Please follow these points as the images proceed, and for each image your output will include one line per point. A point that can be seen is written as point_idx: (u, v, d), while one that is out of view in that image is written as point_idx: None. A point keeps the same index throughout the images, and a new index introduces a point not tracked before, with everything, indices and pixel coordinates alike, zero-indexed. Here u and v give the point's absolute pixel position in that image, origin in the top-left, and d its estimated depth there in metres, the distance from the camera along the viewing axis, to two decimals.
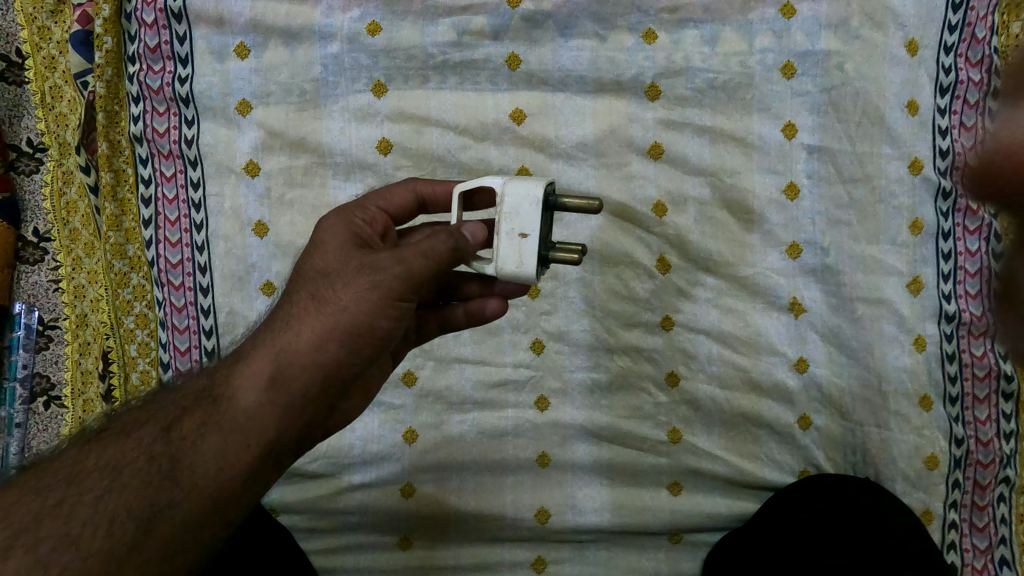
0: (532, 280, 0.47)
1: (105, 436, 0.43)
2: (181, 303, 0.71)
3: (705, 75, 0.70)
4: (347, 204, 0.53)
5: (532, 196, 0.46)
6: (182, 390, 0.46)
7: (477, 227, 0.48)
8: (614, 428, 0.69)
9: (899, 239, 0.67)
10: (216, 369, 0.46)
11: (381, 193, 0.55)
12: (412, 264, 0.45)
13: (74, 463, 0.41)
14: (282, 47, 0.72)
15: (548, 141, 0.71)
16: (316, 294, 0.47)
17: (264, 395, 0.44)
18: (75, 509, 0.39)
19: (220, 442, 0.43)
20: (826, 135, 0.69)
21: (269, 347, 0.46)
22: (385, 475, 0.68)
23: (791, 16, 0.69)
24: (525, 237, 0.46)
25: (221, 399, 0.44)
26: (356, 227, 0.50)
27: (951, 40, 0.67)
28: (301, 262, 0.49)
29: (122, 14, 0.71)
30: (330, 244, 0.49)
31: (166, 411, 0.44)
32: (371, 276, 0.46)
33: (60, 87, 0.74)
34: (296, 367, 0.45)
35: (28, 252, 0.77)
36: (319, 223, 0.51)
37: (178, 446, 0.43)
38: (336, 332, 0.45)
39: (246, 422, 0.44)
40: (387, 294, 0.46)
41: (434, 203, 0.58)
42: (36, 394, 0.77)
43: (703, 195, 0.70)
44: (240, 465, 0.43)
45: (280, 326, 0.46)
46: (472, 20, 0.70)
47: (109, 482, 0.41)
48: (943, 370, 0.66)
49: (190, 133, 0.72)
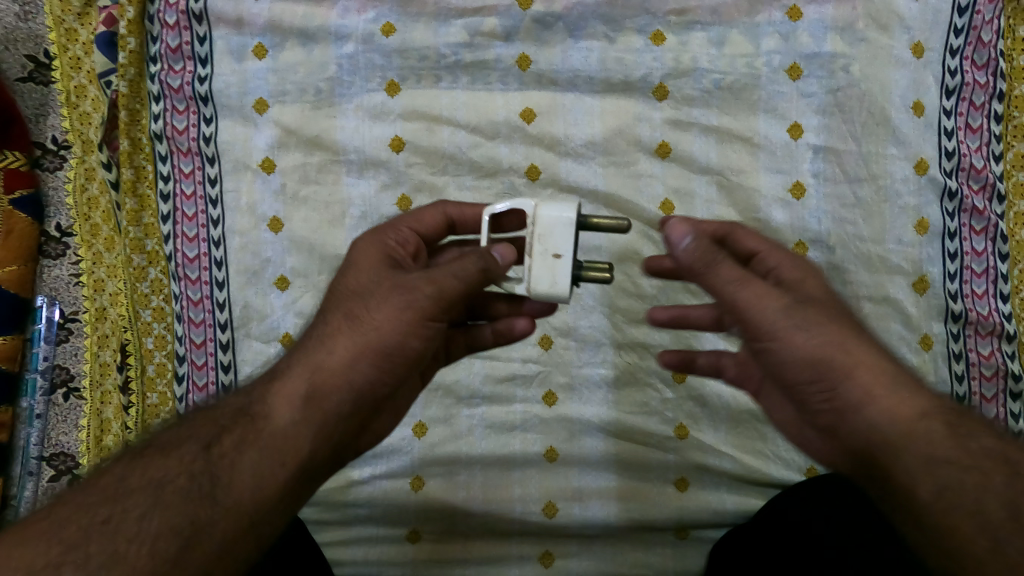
0: (564, 299, 0.49)
1: (148, 454, 0.44)
2: (197, 297, 0.72)
3: (712, 75, 0.71)
4: (379, 225, 0.56)
5: (564, 218, 0.47)
6: (219, 409, 0.47)
7: (507, 248, 0.49)
8: (621, 423, 0.70)
9: (905, 238, 0.68)
10: (252, 389, 0.48)
11: (412, 215, 0.57)
12: (443, 283, 0.47)
13: (119, 480, 0.42)
14: (299, 47, 0.74)
15: (557, 139, 0.72)
16: (350, 313, 0.49)
17: (300, 412, 0.46)
18: (121, 527, 0.40)
19: (257, 458, 0.44)
20: (832, 135, 0.70)
21: (305, 367, 0.48)
22: (396, 467, 0.70)
23: (798, 19, 0.70)
24: (559, 258, 0.47)
25: (258, 416, 0.46)
26: (389, 248, 0.53)
27: (956, 44, 0.68)
28: (336, 283, 0.52)
29: (145, 15, 0.73)
30: (363, 265, 0.51)
31: (204, 429, 0.45)
32: (402, 296, 0.48)
33: (84, 87, 0.75)
34: (330, 385, 0.47)
35: (50, 246, 0.80)
36: (352, 246, 0.53)
37: (218, 462, 0.43)
38: (370, 351, 0.48)
39: (283, 439, 0.45)
40: (419, 312, 0.48)
41: (465, 224, 0.60)
42: (56, 385, 0.79)
43: (709, 193, 0.71)
44: (276, 480, 0.44)
45: (314, 346, 0.49)
46: (484, 21, 0.72)
47: (153, 499, 0.41)
48: (951, 369, 0.66)
49: (209, 130, 0.74)
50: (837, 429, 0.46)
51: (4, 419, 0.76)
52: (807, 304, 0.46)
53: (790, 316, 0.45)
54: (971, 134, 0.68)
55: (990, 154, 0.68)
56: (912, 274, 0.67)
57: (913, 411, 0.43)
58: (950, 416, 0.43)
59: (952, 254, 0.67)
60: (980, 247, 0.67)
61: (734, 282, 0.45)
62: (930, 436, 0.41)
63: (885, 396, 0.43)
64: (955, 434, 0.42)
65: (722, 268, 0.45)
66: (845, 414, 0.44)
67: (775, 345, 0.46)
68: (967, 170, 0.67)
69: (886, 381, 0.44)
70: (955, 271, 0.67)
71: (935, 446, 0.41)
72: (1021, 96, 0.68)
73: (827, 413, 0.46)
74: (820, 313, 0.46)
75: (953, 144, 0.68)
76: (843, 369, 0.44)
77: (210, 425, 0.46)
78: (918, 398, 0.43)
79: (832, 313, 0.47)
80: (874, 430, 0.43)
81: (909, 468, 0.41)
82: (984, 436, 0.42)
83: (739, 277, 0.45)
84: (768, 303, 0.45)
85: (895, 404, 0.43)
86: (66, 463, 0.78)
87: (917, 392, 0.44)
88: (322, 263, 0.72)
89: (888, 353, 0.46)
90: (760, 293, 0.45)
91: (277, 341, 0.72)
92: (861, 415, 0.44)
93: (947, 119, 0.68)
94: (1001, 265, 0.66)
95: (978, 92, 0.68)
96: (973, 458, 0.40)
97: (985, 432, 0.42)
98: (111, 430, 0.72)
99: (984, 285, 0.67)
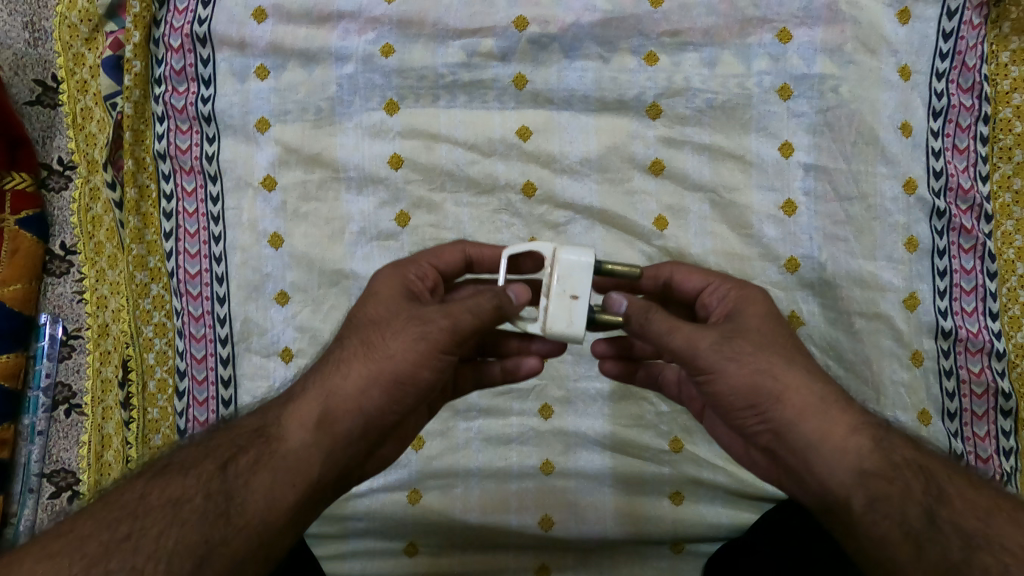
0: (577, 340, 0.49)
1: (169, 471, 0.46)
2: (198, 313, 0.74)
3: (705, 95, 0.73)
4: (402, 259, 0.58)
5: (583, 261, 0.48)
6: (237, 428, 0.49)
7: (522, 288, 0.50)
8: (616, 436, 0.71)
9: (895, 255, 0.69)
10: (269, 410, 0.50)
11: (433, 251, 0.59)
12: (457, 318, 0.48)
13: (141, 496, 0.44)
14: (300, 68, 0.75)
15: (553, 157, 0.74)
16: (366, 341, 0.51)
17: (311, 435, 0.48)
18: (141, 542, 0.42)
19: (270, 480, 0.46)
20: (822, 154, 0.71)
21: (318, 392, 0.50)
22: (393, 481, 0.70)
23: (787, 42, 0.72)
24: (575, 299, 0.48)
25: (273, 439, 0.48)
26: (408, 281, 0.55)
27: (942, 67, 0.70)
28: (356, 310, 0.53)
29: (150, 39, 0.75)
30: (382, 296, 0.53)
31: (223, 449, 0.47)
32: (418, 328, 0.49)
33: (90, 109, 0.76)
34: (341, 411, 0.49)
35: (55, 264, 0.81)
36: (375, 277, 0.56)
37: (233, 483, 0.46)
38: (382, 379, 0.49)
39: (295, 462, 0.47)
40: (433, 345, 0.49)
41: (482, 264, 0.61)
42: (58, 402, 0.80)
43: (702, 210, 0.72)
44: (285, 502, 0.47)
45: (330, 371, 0.50)
46: (481, 42, 0.74)
47: (172, 516, 0.43)
48: (941, 385, 0.67)
49: (211, 149, 0.75)
50: (777, 446, 0.49)
51: (6, 435, 0.77)
52: (739, 335, 0.49)
53: (723, 350, 0.48)
54: (958, 154, 0.69)
55: (977, 174, 0.68)
56: (902, 290, 0.69)
57: (842, 428, 0.47)
58: (873, 430, 0.48)
59: (941, 271, 0.68)
60: (969, 265, 0.68)
61: (669, 330, 0.48)
62: (859, 451, 0.46)
63: (815, 417, 0.48)
64: (879, 446, 0.47)
65: (656, 319, 0.48)
66: (782, 433, 0.48)
67: (712, 378, 0.48)
68: (955, 190, 0.68)
69: (815, 403, 0.48)
70: (945, 289, 0.68)
71: (862, 459, 0.46)
72: (1005, 119, 0.68)
73: (764, 433, 0.49)
74: (751, 343, 0.49)
75: (941, 164, 0.69)
76: (773, 395, 0.48)
77: (228, 444, 0.48)
78: (846, 415, 0.48)
79: (763, 341, 0.49)
80: (810, 448, 0.47)
81: (843, 480, 0.46)
82: (903, 445, 0.47)
83: (671, 326, 0.48)
84: (700, 342, 0.48)
85: (824, 423, 0.48)
86: (67, 479, 0.78)
87: (845, 410, 0.48)
88: (321, 278, 0.74)
89: (817, 373, 0.50)
90: (692, 335, 0.48)
91: (277, 356, 0.73)
92: (792, 435, 0.48)
93: (935, 139, 0.70)
94: (990, 283, 0.67)
95: (965, 114, 0.69)
96: (894, 468, 0.46)
97: (903, 441, 0.48)
98: (111, 446, 0.72)
99: (973, 303, 0.67)
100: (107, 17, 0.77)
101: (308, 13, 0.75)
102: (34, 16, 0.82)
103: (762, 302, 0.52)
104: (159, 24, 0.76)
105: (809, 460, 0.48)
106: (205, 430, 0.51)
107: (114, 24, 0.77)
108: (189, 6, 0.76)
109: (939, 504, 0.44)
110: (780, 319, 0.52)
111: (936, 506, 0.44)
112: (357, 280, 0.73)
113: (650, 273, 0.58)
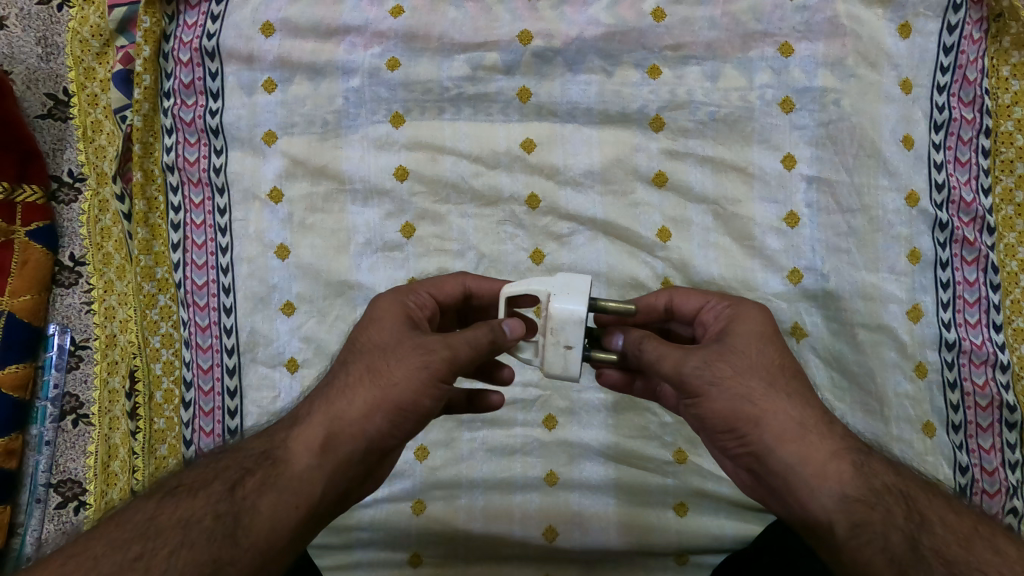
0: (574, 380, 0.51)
1: (178, 492, 0.47)
2: (205, 323, 0.74)
3: (707, 108, 0.73)
4: (401, 287, 0.58)
5: (577, 316, 0.48)
6: (244, 450, 0.50)
7: (517, 323, 0.49)
8: (620, 446, 0.71)
9: (897, 267, 0.69)
10: (274, 433, 0.50)
11: (433, 281, 0.59)
12: (457, 350, 0.49)
13: (152, 517, 0.45)
14: (307, 81, 0.76)
15: (557, 169, 0.74)
16: (371, 367, 0.51)
17: (316, 459, 0.48)
18: (151, 563, 0.42)
19: (275, 502, 0.47)
20: (824, 166, 0.71)
21: (323, 415, 0.50)
22: (398, 491, 0.71)
23: (790, 55, 0.73)
24: (570, 349, 0.49)
25: (279, 461, 0.48)
26: (408, 309, 0.55)
27: (944, 81, 0.71)
28: (359, 335, 0.54)
29: (160, 54, 0.77)
30: (386, 322, 0.53)
31: (230, 471, 0.48)
32: (421, 356, 0.50)
33: (101, 121, 0.77)
34: (345, 435, 0.50)
35: (64, 275, 0.82)
36: (377, 302, 0.56)
37: (240, 505, 0.46)
38: (385, 406, 0.50)
39: (299, 484, 0.48)
40: (433, 374, 0.50)
41: (483, 297, 0.60)
42: (66, 412, 0.80)
43: (705, 221, 0.73)
44: (288, 524, 0.47)
45: (335, 396, 0.51)
46: (486, 56, 0.75)
47: (181, 538, 0.44)
48: (946, 398, 0.67)
49: (219, 161, 0.76)
50: (757, 468, 0.50)
51: (14, 446, 0.77)
52: (722, 359, 0.49)
53: (704, 374, 0.49)
54: (960, 167, 0.69)
55: (979, 187, 0.69)
56: (905, 301, 0.69)
57: (823, 454, 0.48)
58: (855, 455, 0.48)
59: (944, 283, 0.68)
60: (972, 276, 0.68)
61: (658, 357, 0.50)
62: (840, 477, 0.47)
63: (795, 442, 0.48)
64: (860, 472, 0.47)
65: (648, 348, 0.50)
66: (762, 456, 0.49)
67: (699, 401, 0.50)
68: (957, 203, 0.69)
69: (794, 427, 0.48)
70: (948, 301, 0.68)
71: (844, 484, 0.47)
72: (1007, 132, 0.69)
73: (745, 456, 0.50)
74: (732, 367, 0.49)
75: (943, 176, 0.69)
76: (751, 419, 0.48)
77: (235, 467, 0.48)
78: (826, 440, 0.48)
79: (745, 365, 0.50)
80: (790, 472, 0.48)
81: (824, 505, 0.46)
82: (884, 471, 0.48)
83: (660, 355, 0.50)
84: (685, 366, 0.49)
85: (805, 449, 0.48)
86: (73, 490, 0.79)
87: (825, 436, 0.48)
88: (327, 289, 0.74)
89: (801, 396, 0.50)
90: (679, 360, 0.49)
91: (282, 366, 0.73)
92: (772, 459, 0.48)
93: (937, 152, 0.70)
94: (993, 295, 0.67)
95: (966, 127, 0.70)
96: (875, 494, 0.46)
97: (885, 467, 0.48)
98: (118, 456, 0.73)
99: (977, 315, 0.67)
100: (118, 32, 0.78)
101: (316, 27, 0.76)
102: (47, 32, 0.84)
103: (754, 322, 0.52)
104: (169, 38, 0.77)
105: (792, 485, 0.48)
106: (212, 451, 0.51)
107: (124, 38, 0.78)
108: (199, 21, 0.77)
109: (921, 531, 0.45)
110: (772, 340, 0.52)
111: (918, 533, 0.45)
112: (362, 290, 0.74)
113: (648, 303, 0.59)
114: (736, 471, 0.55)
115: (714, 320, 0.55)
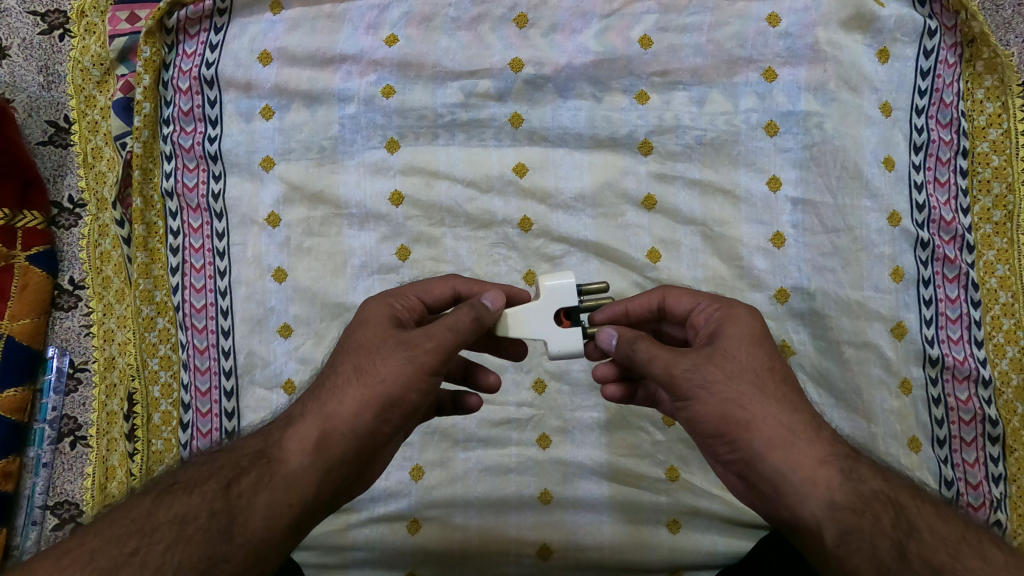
0: (570, 287, 0.54)
1: (174, 490, 0.48)
2: (203, 346, 0.75)
3: (694, 132, 0.75)
4: (390, 290, 0.59)
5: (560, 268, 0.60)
6: (239, 450, 0.51)
7: (498, 295, 0.54)
8: (613, 465, 0.72)
9: (881, 285, 0.71)
10: (269, 433, 0.52)
11: (421, 284, 0.60)
12: (440, 340, 0.51)
13: (148, 514, 0.46)
14: (304, 108, 0.78)
15: (549, 193, 0.76)
16: (359, 366, 0.52)
17: (310, 457, 0.50)
18: (148, 558, 0.43)
19: (269, 500, 0.47)
20: (808, 188, 0.73)
21: (316, 416, 0.51)
22: (392, 511, 0.71)
23: (773, 80, 0.75)
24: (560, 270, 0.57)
25: (273, 460, 0.49)
26: (396, 311, 0.56)
27: (922, 104, 0.73)
28: (347, 337, 0.55)
29: (160, 82, 0.78)
30: (372, 325, 0.55)
31: (225, 471, 0.49)
32: (406, 353, 0.52)
33: (101, 148, 0.79)
34: (338, 434, 0.51)
35: (63, 298, 0.83)
36: (363, 306, 0.57)
37: (235, 502, 0.47)
38: (374, 402, 0.51)
39: (293, 481, 0.49)
40: (420, 369, 0.51)
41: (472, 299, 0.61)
42: (63, 434, 0.81)
43: (695, 242, 0.74)
44: (282, 522, 0.48)
45: (327, 396, 0.52)
46: (478, 83, 0.77)
47: (177, 533, 0.45)
48: (930, 413, 0.69)
49: (217, 187, 0.78)
50: (749, 475, 0.51)
51: (12, 468, 0.78)
52: (711, 362, 0.51)
53: (694, 378, 0.50)
54: (939, 187, 0.72)
55: (958, 206, 0.71)
56: (889, 319, 0.70)
57: (812, 460, 0.49)
58: (843, 461, 0.49)
59: (927, 300, 0.70)
60: (953, 294, 0.70)
61: (649, 358, 0.51)
62: (829, 484, 0.48)
63: (783, 448, 0.49)
64: (848, 478, 0.48)
65: (640, 349, 0.52)
66: (753, 463, 0.50)
67: (688, 404, 0.51)
68: (938, 222, 0.71)
69: (784, 433, 0.50)
70: (931, 317, 0.70)
71: (833, 491, 0.48)
72: (983, 153, 0.71)
73: (736, 462, 0.51)
74: (722, 372, 0.51)
75: (923, 197, 0.72)
76: (742, 425, 0.50)
77: (231, 465, 0.49)
78: (815, 447, 0.49)
79: (735, 369, 0.51)
80: (780, 478, 0.49)
81: (814, 512, 0.48)
82: (872, 477, 0.49)
83: (652, 355, 0.51)
84: (675, 368, 0.50)
85: (795, 455, 0.49)
86: (70, 511, 0.79)
87: (813, 442, 0.50)
88: (324, 310, 0.75)
89: (791, 401, 0.51)
90: (669, 361, 0.51)
91: (279, 387, 0.74)
92: (763, 469, 0.50)
93: (917, 172, 0.72)
94: (974, 312, 0.69)
95: (944, 149, 0.72)
96: (864, 502, 0.47)
97: (872, 472, 0.49)
98: (115, 477, 0.73)
99: (959, 331, 0.69)
100: (119, 61, 0.80)
101: (312, 56, 0.78)
102: (49, 61, 0.86)
103: (744, 325, 0.53)
104: (168, 67, 0.79)
105: (782, 494, 0.49)
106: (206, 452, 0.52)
107: (125, 67, 0.80)
108: (197, 50, 0.79)
109: (909, 539, 0.46)
110: (761, 342, 0.53)
111: (907, 541, 0.46)
112: None
113: (643, 299, 0.59)
114: (728, 477, 0.56)
115: (709, 315, 0.56)
